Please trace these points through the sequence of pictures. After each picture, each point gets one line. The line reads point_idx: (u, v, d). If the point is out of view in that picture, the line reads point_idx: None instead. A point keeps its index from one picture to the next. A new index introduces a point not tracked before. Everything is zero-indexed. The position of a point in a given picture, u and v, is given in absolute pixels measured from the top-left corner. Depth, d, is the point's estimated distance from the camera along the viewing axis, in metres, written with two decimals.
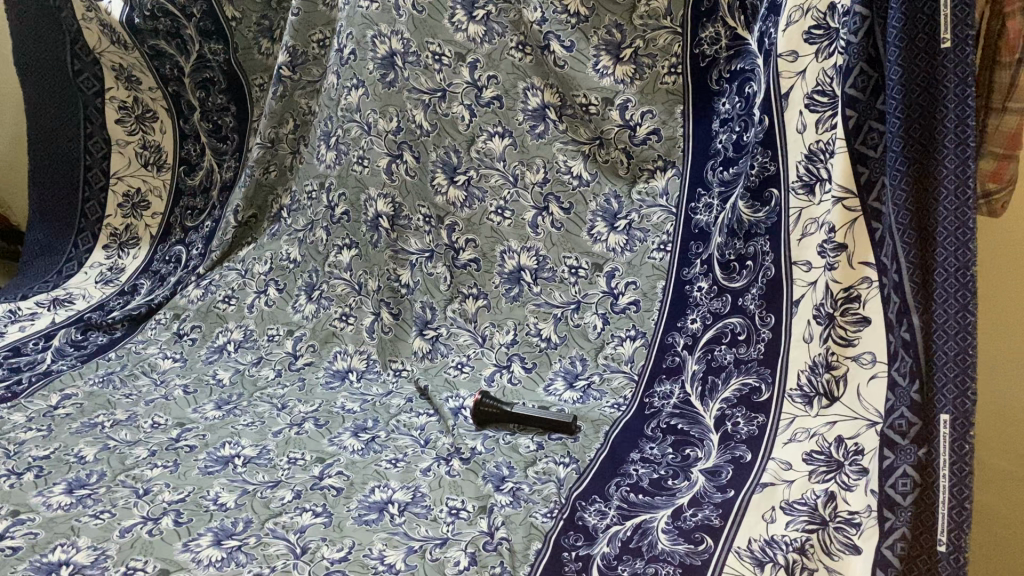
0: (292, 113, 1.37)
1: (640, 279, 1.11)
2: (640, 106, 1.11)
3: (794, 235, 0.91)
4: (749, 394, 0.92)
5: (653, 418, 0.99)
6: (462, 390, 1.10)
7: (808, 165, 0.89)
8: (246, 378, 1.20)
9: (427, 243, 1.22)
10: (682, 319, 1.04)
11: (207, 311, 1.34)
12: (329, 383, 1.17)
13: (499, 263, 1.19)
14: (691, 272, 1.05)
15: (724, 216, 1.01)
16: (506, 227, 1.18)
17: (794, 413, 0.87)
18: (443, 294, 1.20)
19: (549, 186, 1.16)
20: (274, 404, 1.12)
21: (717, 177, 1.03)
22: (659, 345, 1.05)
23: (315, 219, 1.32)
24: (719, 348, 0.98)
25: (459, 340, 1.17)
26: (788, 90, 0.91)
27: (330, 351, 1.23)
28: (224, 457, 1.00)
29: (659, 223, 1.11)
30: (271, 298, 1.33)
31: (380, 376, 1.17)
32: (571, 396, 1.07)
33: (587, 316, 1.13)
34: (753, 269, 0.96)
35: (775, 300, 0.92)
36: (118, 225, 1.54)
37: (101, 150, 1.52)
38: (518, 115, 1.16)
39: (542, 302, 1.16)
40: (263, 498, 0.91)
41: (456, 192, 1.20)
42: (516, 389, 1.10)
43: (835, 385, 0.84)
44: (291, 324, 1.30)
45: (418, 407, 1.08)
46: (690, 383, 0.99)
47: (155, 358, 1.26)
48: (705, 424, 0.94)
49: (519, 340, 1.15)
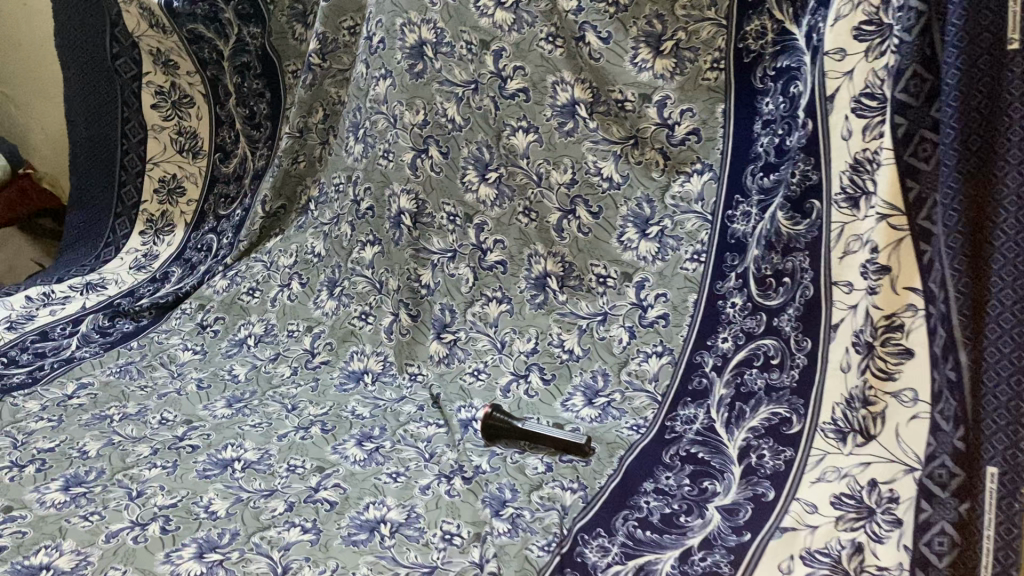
0: (321, 103, 1.33)
1: (672, 291, 1.03)
2: (678, 104, 1.02)
3: (834, 252, 0.83)
4: (779, 423, 0.85)
5: (673, 444, 0.91)
6: (477, 400, 1.04)
7: (853, 176, 0.81)
8: (261, 375, 1.16)
9: (450, 243, 1.16)
10: (712, 336, 0.96)
11: (230, 303, 1.31)
12: (343, 385, 1.12)
13: (526, 267, 1.12)
14: (724, 286, 0.97)
15: (763, 227, 0.93)
16: (534, 229, 1.12)
17: (825, 448, 0.80)
18: (464, 296, 1.13)
19: (578, 188, 1.09)
20: (284, 404, 1.08)
21: (756, 183, 0.95)
22: (686, 365, 0.97)
23: (340, 213, 1.27)
24: (749, 372, 0.90)
25: (477, 346, 1.10)
26: (834, 92, 0.83)
27: (347, 351, 1.18)
28: (224, 460, 0.97)
29: (693, 229, 1.03)
30: (294, 293, 1.28)
31: (395, 380, 1.11)
32: (589, 413, 0.99)
33: (614, 329, 1.06)
34: (790, 287, 0.88)
35: (811, 324, 0.85)
36: (154, 212, 1.54)
37: (137, 135, 1.52)
38: (546, 110, 1.09)
39: (567, 311, 1.09)
40: (255, 509, 0.87)
41: (486, 190, 1.14)
42: (532, 403, 1.03)
43: (871, 421, 0.77)
44: (311, 321, 1.24)
45: (428, 417, 1.02)
46: (716, 409, 0.91)
47: (176, 349, 1.25)
48: (728, 455, 0.86)
49: (540, 348, 1.08)
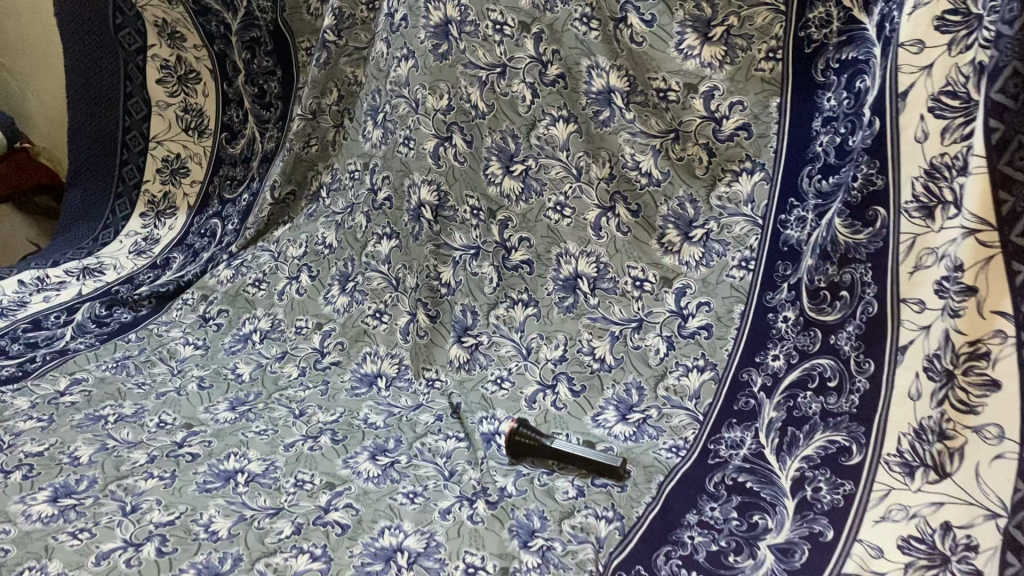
0: (336, 83, 1.24)
1: (715, 301, 0.96)
2: (728, 96, 0.93)
3: (904, 266, 0.74)
4: (835, 452, 0.77)
5: (717, 470, 0.83)
6: (499, 411, 0.96)
7: (928, 183, 0.72)
8: (267, 375, 1.09)
9: (473, 239, 1.07)
10: (760, 352, 0.89)
11: (235, 295, 1.23)
12: (355, 389, 1.04)
13: (554, 267, 1.04)
14: (775, 297, 0.90)
15: (820, 235, 0.85)
16: (565, 226, 1.03)
17: (891, 484, 0.72)
18: (487, 297, 1.05)
19: (617, 184, 1.01)
20: (292, 409, 1.01)
21: (814, 186, 0.87)
22: (732, 383, 0.90)
23: (355, 202, 1.18)
24: (803, 396, 0.82)
25: (500, 351, 1.03)
26: (908, 88, 0.74)
27: (359, 352, 1.10)
28: (227, 471, 0.89)
29: (741, 234, 0.95)
30: (302, 286, 1.19)
31: (411, 386, 1.04)
32: (622, 430, 0.92)
33: (649, 337, 0.98)
34: (848, 301, 0.80)
35: (873, 344, 0.77)
36: (156, 191, 1.46)
37: (140, 111, 1.43)
38: (581, 97, 1.00)
39: (598, 316, 1.01)
40: (260, 530, 0.80)
41: (511, 183, 1.05)
42: (560, 416, 0.95)
43: (945, 457, 0.68)
44: (321, 317, 1.16)
45: (446, 429, 0.95)
46: (765, 433, 0.83)
47: (177, 344, 1.17)
48: (779, 485, 0.79)
49: (569, 358, 1.00)
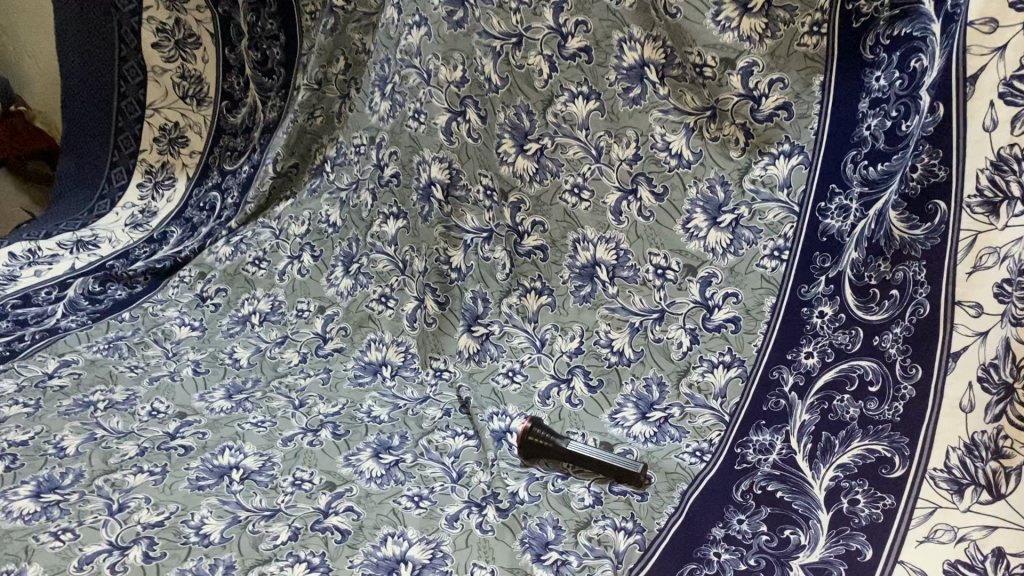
0: (343, 51, 1.17)
1: (744, 291, 0.89)
2: (768, 72, 0.87)
3: (961, 267, 0.69)
4: (877, 463, 0.71)
5: (744, 478, 0.77)
6: (511, 407, 0.91)
7: (995, 176, 0.66)
8: (266, 361, 1.03)
9: (485, 222, 1.01)
10: (793, 349, 0.83)
11: (234, 274, 1.17)
12: (358, 378, 0.99)
13: (570, 253, 0.98)
14: (811, 291, 0.84)
15: (867, 227, 0.79)
16: (582, 211, 0.97)
17: (936, 501, 0.66)
18: (499, 284, 1.00)
19: (641, 164, 0.94)
20: (291, 399, 0.95)
21: (859, 173, 0.81)
22: (760, 381, 0.83)
23: (361, 178, 1.12)
24: (839, 399, 0.76)
25: (512, 342, 0.97)
26: (977, 72, 0.67)
27: (363, 339, 1.04)
28: (221, 467, 0.84)
29: (775, 222, 0.88)
30: (305, 267, 1.14)
31: (417, 376, 0.98)
32: (642, 431, 0.86)
33: (672, 329, 0.91)
34: (898, 301, 0.74)
35: (923, 348, 0.71)
36: (154, 162, 1.40)
37: (136, 77, 1.36)
38: (610, 72, 0.93)
39: (617, 307, 0.94)
40: (253, 534, 0.75)
41: (525, 162, 0.99)
42: (575, 414, 0.89)
43: (1001, 476, 0.62)
44: (324, 300, 1.10)
45: (455, 425, 0.89)
46: (798, 438, 0.77)
47: (172, 324, 1.11)
48: (813, 497, 0.72)
49: (585, 349, 0.94)
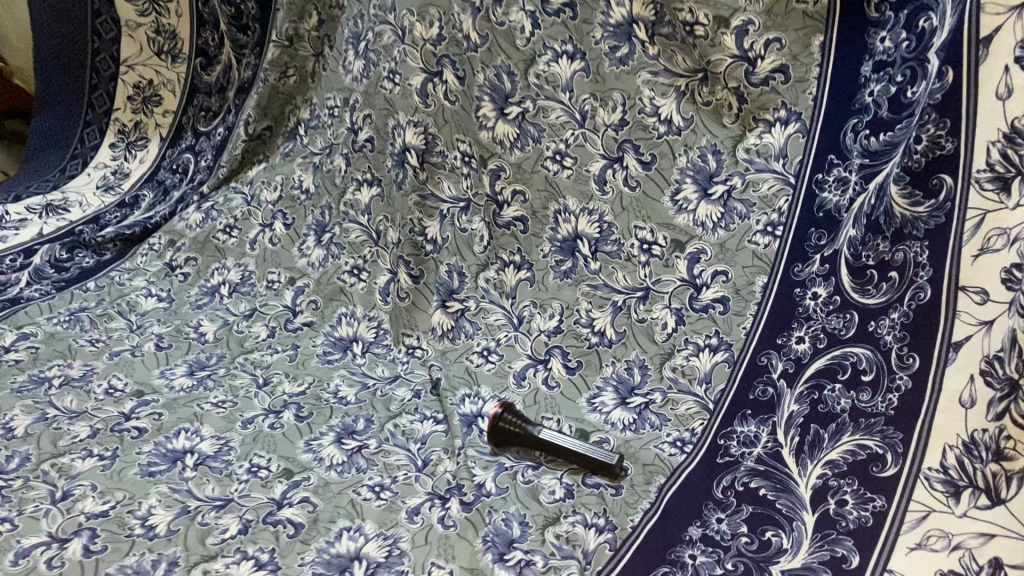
0: (316, 5, 1.09)
1: (734, 270, 0.83)
2: (764, 32, 0.79)
3: (965, 250, 0.62)
4: (868, 460, 0.65)
5: (726, 473, 0.72)
6: (484, 389, 0.86)
7: (1008, 150, 0.60)
8: (232, 336, 0.98)
9: (462, 190, 0.95)
10: (783, 333, 0.77)
11: (204, 242, 1.11)
12: (327, 355, 0.94)
13: (551, 226, 0.92)
14: (804, 271, 0.78)
15: (865, 202, 0.73)
16: (564, 179, 0.91)
17: (930, 504, 0.60)
18: (476, 256, 0.94)
19: (629, 131, 0.88)
20: (255, 377, 0.91)
21: (860, 143, 0.74)
22: (748, 367, 0.78)
23: (335, 142, 1.06)
24: (830, 389, 0.71)
25: (489, 319, 0.91)
26: (992, 33, 0.61)
27: (333, 313, 0.99)
28: (175, 452, 0.80)
29: (769, 194, 0.82)
30: (276, 235, 1.08)
31: (389, 353, 0.93)
32: (622, 417, 0.81)
33: (656, 310, 0.85)
34: (897, 284, 0.68)
35: (922, 337, 0.65)
36: (127, 121, 1.34)
37: (109, 31, 1.29)
38: (596, 30, 0.86)
39: (600, 283, 0.89)
40: (202, 527, 0.70)
41: (505, 127, 0.93)
42: (551, 397, 0.84)
43: (1001, 480, 0.57)
44: (294, 271, 1.05)
45: (424, 409, 0.84)
46: (785, 431, 0.72)
47: (138, 295, 1.07)
48: (798, 496, 0.67)
49: (564, 329, 0.88)
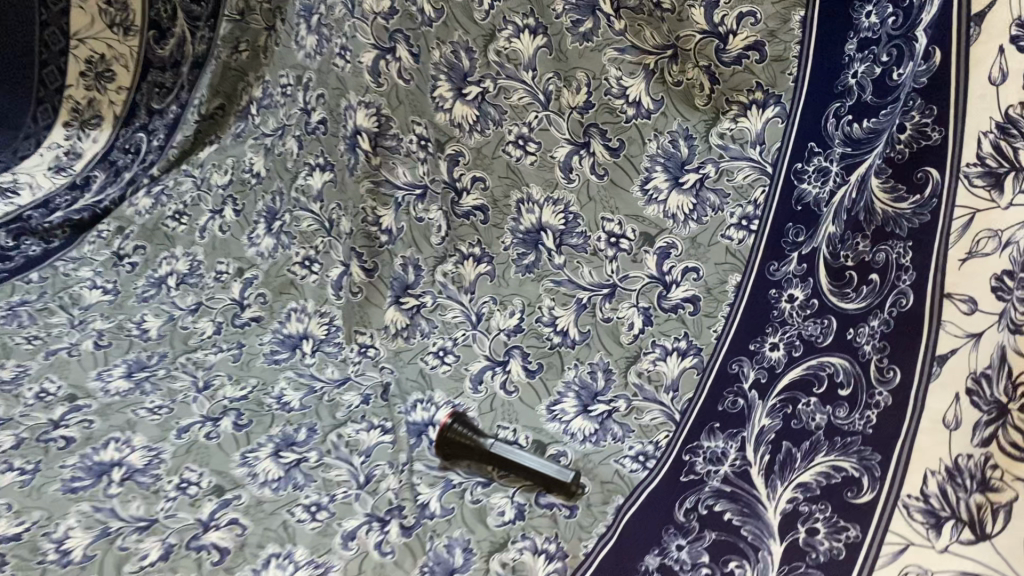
0: None
1: (706, 268, 0.77)
2: (737, 5, 0.73)
3: (954, 255, 0.56)
4: (842, 484, 0.59)
5: (690, 493, 0.66)
6: (438, 395, 0.80)
7: (1000, 140, 0.54)
8: (177, 333, 0.92)
9: (418, 176, 0.87)
10: (757, 339, 0.71)
11: (153, 229, 1.05)
12: (274, 355, 0.88)
13: (513, 216, 0.85)
14: (781, 270, 0.71)
15: (846, 195, 0.66)
16: (527, 165, 0.84)
17: (908, 537, 0.54)
18: (433, 249, 0.87)
19: (595, 113, 0.81)
20: (196, 380, 0.85)
21: (842, 130, 0.68)
22: (718, 375, 0.72)
23: (287, 124, 0.98)
24: (804, 402, 0.65)
25: (446, 316, 0.85)
26: (984, 10, 0.55)
27: (283, 309, 0.92)
28: (103, 465, 0.74)
29: (744, 184, 0.76)
30: (226, 223, 1.02)
31: (339, 353, 0.87)
32: (582, 427, 0.74)
33: (623, 309, 0.79)
34: (878, 289, 0.62)
35: (903, 347, 0.58)
36: (81, 99, 1.26)
37: (58, 2, 1.22)
38: (557, 3, 0.80)
39: (563, 280, 0.83)
40: (121, 552, 0.65)
41: (464, 109, 0.85)
42: (509, 404, 0.78)
43: (987, 513, 0.50)
44: (243, 261, 0.99)
45: (371, 417, 0.78)
46: (755, 447, 0.66)
47: (82, 288, 1.00)
48: (765, 523, 0.61)
49: (526, 328, 0.82)
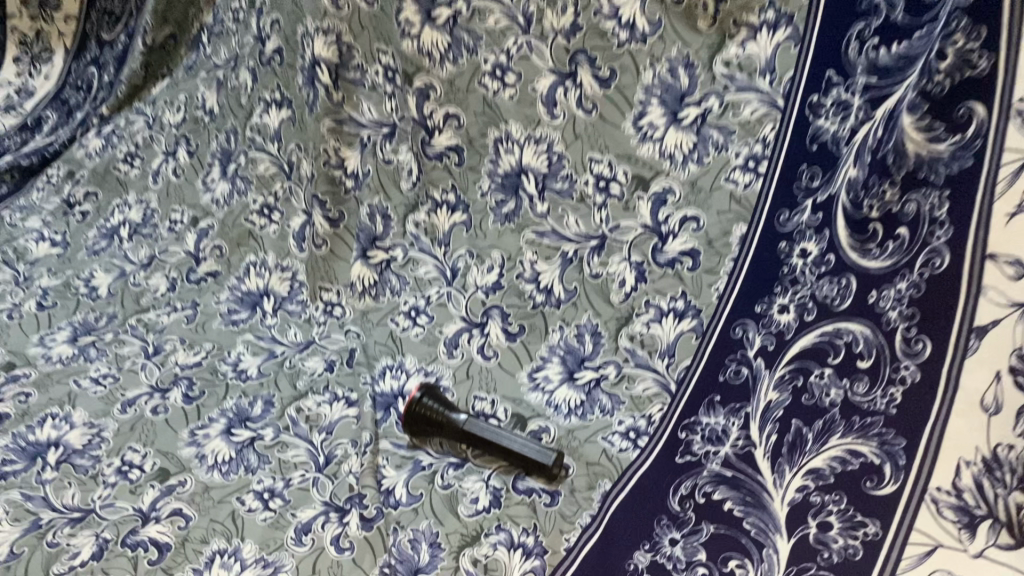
0: None
1: (707, 217, 0.67)
2: None
3: (1001, 207, 0.46)
4: (860, 472, 0.51)
5: (686, 478, 0.58)
6: (408, 360, 0.72)
7: None
8: (129, 291, 0.84)
9: (384, 113, 0.77)
10: (763, 299, 0.62)
11: (105, 173, 0.97)
12: (232, 316, 0.80)
13: (491, 157, 0.75)
14: (792, 220, 0.62)
15: (872, 133, 0.56)
16: (506, 100, 0.74)
17: (936, 536, 0.47)
18: (404, 196, 0.79)
19: (582, 39, 0.70)
20: (146, 345, 0.77)
21: (865, 56, 0.57)
22: (719, 339, 0.63)
23: (240, 54, 0.88)
24: (817, 374, 0.56)
25: (417, 272, 0.78)
26: None
27: (241, 263, 0.84)
28: (37, 445, 0.67)
29: (752, 120, 0.66)
30: (180, 166, 0.92)
31: (303, 313, 0.79)
32: (567, 398, 0.67)
33: (613, 263, 0.71)
34: (907, 245, 0.52)
35: (935, 315, 0.49)
36: (27, 31, 1.16)
37: None
38: None
39: (547, 231, 0.73)
40: (50, 549, 0.58)
41: (433, 35, 0.74)
42: (487, 370, 0.70)
43: None
44: (198, 209, 0.90)
45: (335, 387, 0.70)
46: (760, 425, 0.57)
47: (27, 240, 0.92)
48: (771, 516, 0.54)
49: (505, 284, 0.74)
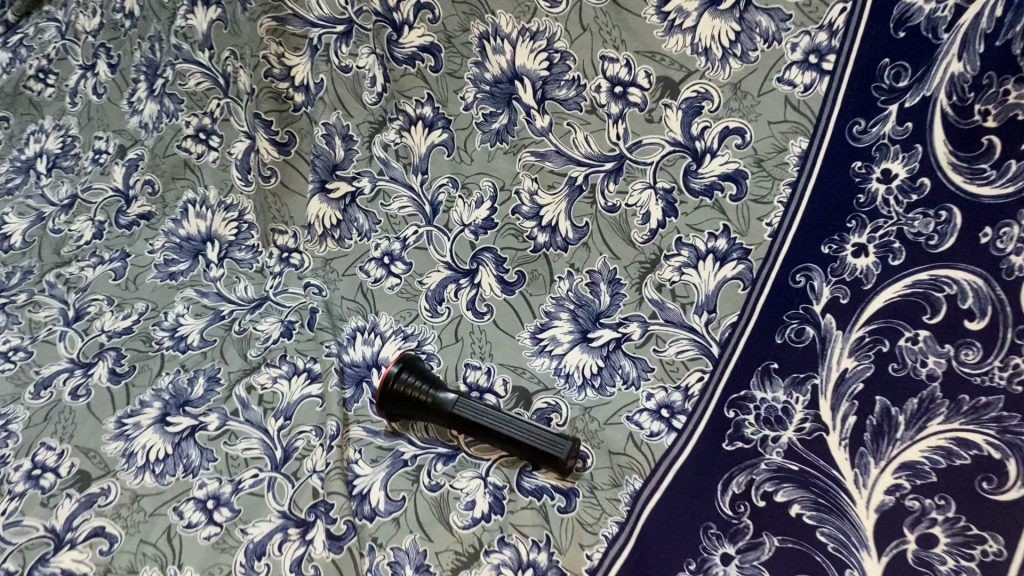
0: None
1: (754, 129, 0.53)
2: None
3: None
4: (972, 468, 0.40)
5: (738, 472, 0.45)
6: (383, 321, 0.60)
7: None
8: (46, 238, 0.70)
9: (338, 9, 0.61)
10: (833, 238, 0.49)
11: (13, 95, 0.80)
12: (168, 267, 0.66)
13: (476, 58, 0.60)
14: (870, 136, 0.49)
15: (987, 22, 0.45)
16: None
17: None
18: (367, 111, 0.63)
19: None
20: (66, 308, 0.63)
21: None
22: (772, 290, 0.50)
23: None
24: (909, 336, 0.44)
25: (391, 208, 0.64)
26: None
27: (177, 202, 0.69)
28: None
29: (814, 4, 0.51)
30: (102, 84, 0.75)
31: (254, 261, 0.65)
32: (579, 365, 0.54)
33: (635, 192, 0.56)
34: None
35: None
36: None
37: None
38: None
39: (549, 152, 0.59)
40: None
41: None
42: (480, 331, 0.57)
43: None
44: (125, 135, 0.73)
45: (294, 358, 0.58)
46: (832, 403, 0.45)
47: None
48: (855, 527, 0.41)
49: (498, 222, 0.60)
